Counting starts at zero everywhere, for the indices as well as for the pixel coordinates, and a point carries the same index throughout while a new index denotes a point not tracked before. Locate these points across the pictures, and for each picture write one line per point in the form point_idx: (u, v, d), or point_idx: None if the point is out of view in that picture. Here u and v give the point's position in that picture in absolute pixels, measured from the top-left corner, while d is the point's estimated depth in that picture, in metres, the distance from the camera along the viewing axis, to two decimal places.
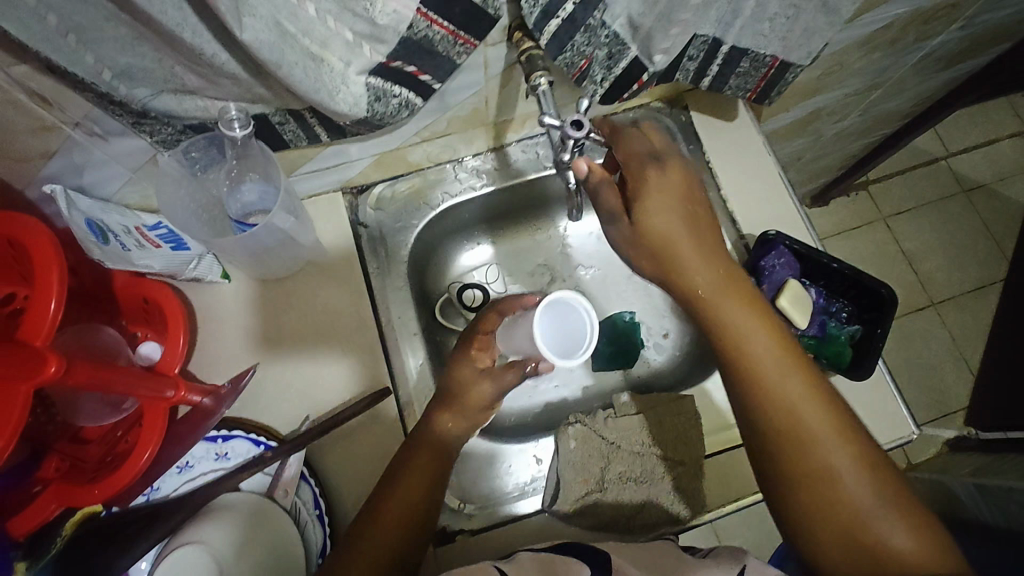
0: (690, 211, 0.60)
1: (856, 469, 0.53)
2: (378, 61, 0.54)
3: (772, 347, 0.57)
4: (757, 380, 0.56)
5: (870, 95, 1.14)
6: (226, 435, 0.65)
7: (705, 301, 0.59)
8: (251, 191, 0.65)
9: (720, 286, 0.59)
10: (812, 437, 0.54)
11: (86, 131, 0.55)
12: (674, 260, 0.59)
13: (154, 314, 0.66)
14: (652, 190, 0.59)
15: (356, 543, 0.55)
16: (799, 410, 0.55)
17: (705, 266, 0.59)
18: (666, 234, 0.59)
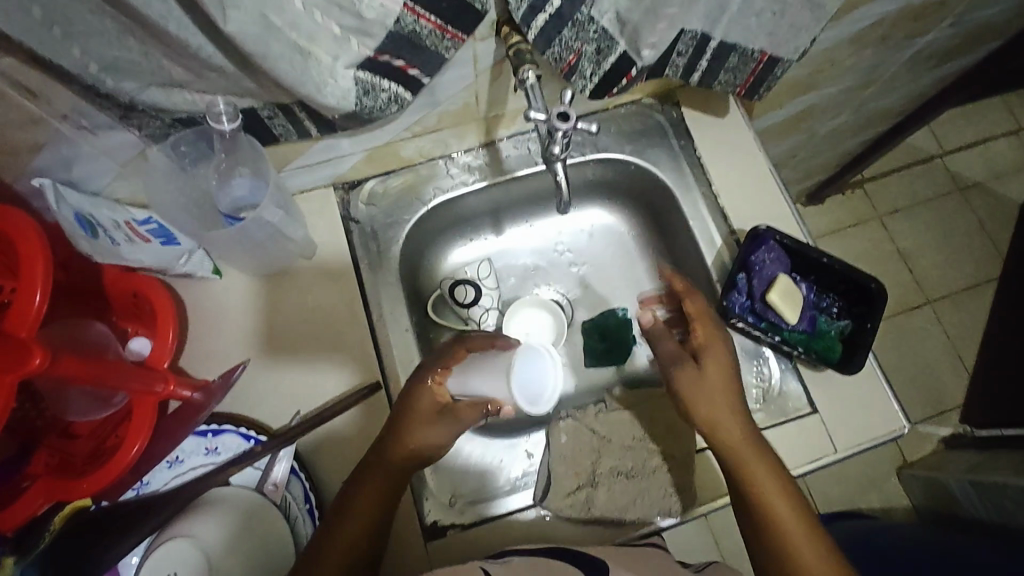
0: (722, 348, 0.66)
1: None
2: (366, 55, 0.55)
3: (755, 449, 0.61)
4: (744, 482, 0.60)
5: (863, 92, 1.14)
6: (215, 429, 0.65)
7: (718, 434, 0.62)
8: (241, 186, 0.65)
9: (731, 418, 0.62)
10: (790, 543, 0.57)
11: (74, 124, 0.55)
12: (697, 392, 0.64)
13: (144, 309, 0.66)
14: (711, 345, 0.66)
15: (336, 530, 0.58)
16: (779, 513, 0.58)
17: (727, 400, 0.63)
18: (716, 387, 0.63)
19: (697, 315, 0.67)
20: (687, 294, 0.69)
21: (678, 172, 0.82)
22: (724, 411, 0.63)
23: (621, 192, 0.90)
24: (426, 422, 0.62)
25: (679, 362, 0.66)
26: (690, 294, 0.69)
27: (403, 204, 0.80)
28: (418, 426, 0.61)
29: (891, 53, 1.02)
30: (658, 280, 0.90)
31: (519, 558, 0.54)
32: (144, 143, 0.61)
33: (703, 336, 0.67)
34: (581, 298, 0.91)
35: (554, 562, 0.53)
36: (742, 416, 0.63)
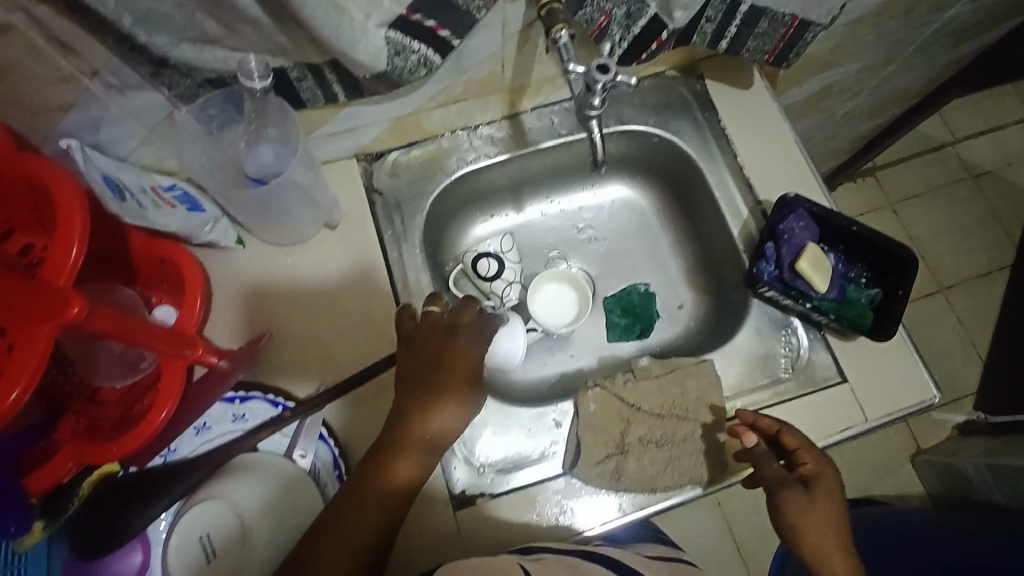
0: (822, 471, 0.61)
1: None
2: (399, 13, 0.54)
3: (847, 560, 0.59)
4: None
5: (881, 71, 1.14)
6: (243, 396, 0.65)
7: (808, 538, 0.59)
8: (267, 152, 0.64)
9: (824, 526, 0.59)
10: None
11: (104, 83, 0.55)
12: (788, 501, 0.60)
13: (170, 275, 0.66)
14: (819, 475, 0.61)
15: (333, 527, 0.54)
16: None
17: (824, 515, 0.60)
18: (825, 524, 0.59)
19: (797, 441, 0.62)
20: (792, 437, 0.62)
21: (703, 144, 0.82)
22: (817, 521, 0.59)
23: (643, 167, 0.89)
24: (409, 453, 0.56)
25: (788, 486, 0.61)
26: (790, 428, 0.62)
27: (427, 174, 0.80)
28: (403, 457, 0.56)
29: (912, 29, 1.01)
30: (681, 255, 0.89)
31: (549, 555, 0.55)
32: (171, 105, 0.60)
33: (800, 447, 0.62)
34: (603, 274, 0.90)
35: (584, 563, 0.55)
36: (840, 532, 0.60)
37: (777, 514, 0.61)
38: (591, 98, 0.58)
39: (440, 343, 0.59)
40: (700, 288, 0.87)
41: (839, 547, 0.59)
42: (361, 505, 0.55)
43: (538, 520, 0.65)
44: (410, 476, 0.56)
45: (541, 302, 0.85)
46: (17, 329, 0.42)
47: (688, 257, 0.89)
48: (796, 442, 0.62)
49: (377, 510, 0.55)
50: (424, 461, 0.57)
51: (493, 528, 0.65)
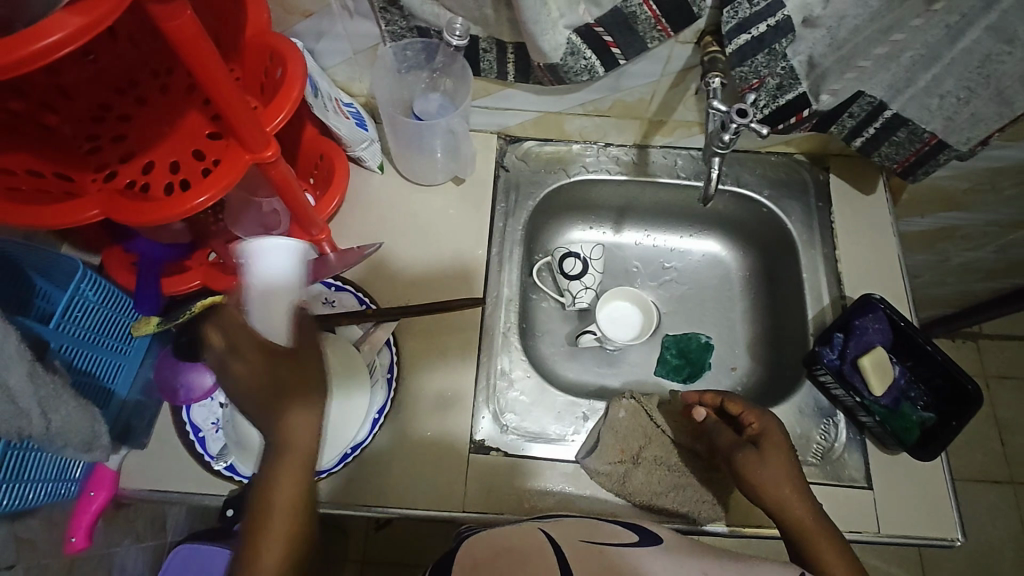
0: (765, 430, 0.65)
1: None
2: (586, 22, 0.64)
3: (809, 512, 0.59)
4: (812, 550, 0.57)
5: (1011, 232, 1.12)
6: (338, 286, 0.76)
7: (763, 488, 0.60)
8: (434, 101, 0.76)
9: (772, 468, 0.61)
10: None
11: (342, 6, 0.68)
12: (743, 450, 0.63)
13: (322, 171, 0.78)
14: (768, 432, 0.65)
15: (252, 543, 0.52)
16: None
17: (775, 467, 0.61)
18: (778, 471, 0.61)
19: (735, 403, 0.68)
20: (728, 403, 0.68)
21: (808, 228, 0.85)
22: (769, 471, 0.61)
23: (743, 233, 0.94)
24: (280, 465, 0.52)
25: (737, 447, 0.64)
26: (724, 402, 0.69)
27: (550, 169, 0.89)
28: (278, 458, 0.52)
29: None
30: (750, 324, 0.93)
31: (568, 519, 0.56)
32: (378, 40, 0.73)
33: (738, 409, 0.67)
34: (672, 314, 0.95)
35: (605, 526, 0.56)
36: (796, 480, 0.61)
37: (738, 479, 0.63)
38: (722, 134, 0.65)
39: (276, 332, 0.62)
40: (758, 359, 0.90)
41: (797, 497, 0.60)
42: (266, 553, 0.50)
43: (537, 490, 0.70)
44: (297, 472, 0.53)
45: (604, 313, 0.91)
46: (229, 152, 0.55)
47: (755, 328, 0.92)
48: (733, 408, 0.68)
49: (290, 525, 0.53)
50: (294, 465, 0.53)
51: (495, 482, 0.70)
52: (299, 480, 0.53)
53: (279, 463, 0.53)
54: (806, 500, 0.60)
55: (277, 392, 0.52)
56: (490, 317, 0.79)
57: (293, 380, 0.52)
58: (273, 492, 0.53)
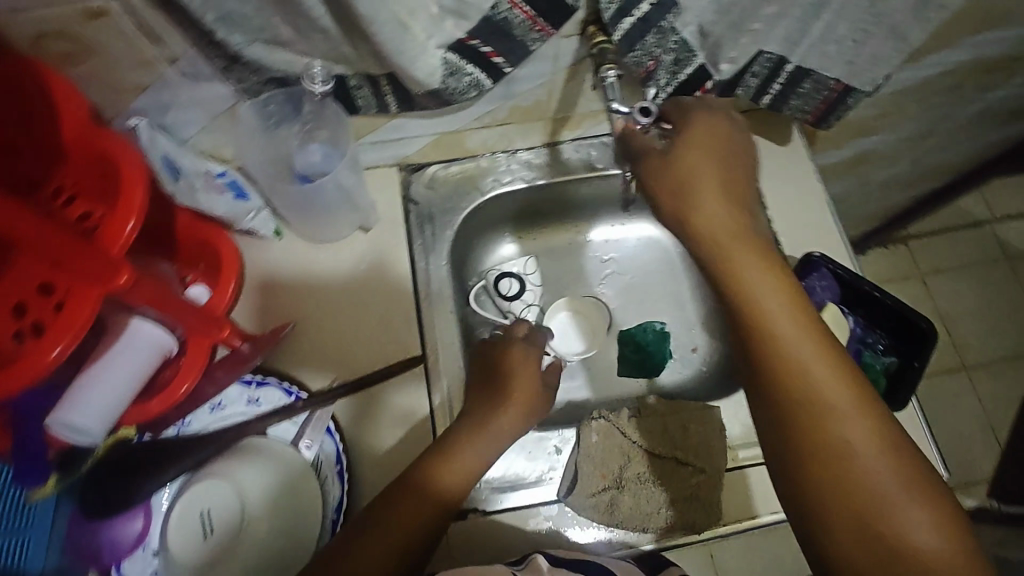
0: (752, 236, 0.54)
1: (867, 434, 0.47)
2: (458, 37, 0.58)
3: (786, 306, 0.51)
4: (770, 335, 0.50)
5: (921, 143, 1.14)
6: (259, 380, 0.67)
7: (760, 308, 0.51)
8: (316, 152, 0.67)
9: (774, 285, 0.51)
10: (811, 381, 0.48)
11: (178, 72, 0.58)
12: (741, 258, 0.52)
13: (208, 258, 0.69)
14: (700, 138, 0.57)
15: (380, 529, 0.57)
16: (801, 360, 0.49)
17: (778, 281, 0.52)
18: (702, 174, 0.55)
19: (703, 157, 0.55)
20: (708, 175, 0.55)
21: None
22: (770, 289, 0.51)
23: None
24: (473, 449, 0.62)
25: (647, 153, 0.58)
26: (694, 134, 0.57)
27: (463, 191, 0.83)
28: (468, 446, 0.62)
29: (955, 108, 1.02)
30: (700, 300, 0.90)
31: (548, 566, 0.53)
32: (235, 100, 0.64)
33: (708, 173, 0.55)
34: (622, 308, 0.91)
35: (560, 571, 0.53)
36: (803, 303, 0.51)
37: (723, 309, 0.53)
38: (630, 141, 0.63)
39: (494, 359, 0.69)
40: (717, 335, 0.88)
41: (726, 213, 0.54)
42: (400, 533, 0.57)
43: (524, 543, 0.66)
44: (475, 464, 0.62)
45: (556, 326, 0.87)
46: (72, 285, 0.46)
47: (706, 303, 0.89)
48: (707, 177, 0.55)
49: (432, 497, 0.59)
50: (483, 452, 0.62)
51: (481, 548, 0.65)
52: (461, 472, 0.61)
53: (464, 438, 0.62)
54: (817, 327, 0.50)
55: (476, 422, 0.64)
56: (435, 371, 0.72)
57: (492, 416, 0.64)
58: (432, 471, 0.60)
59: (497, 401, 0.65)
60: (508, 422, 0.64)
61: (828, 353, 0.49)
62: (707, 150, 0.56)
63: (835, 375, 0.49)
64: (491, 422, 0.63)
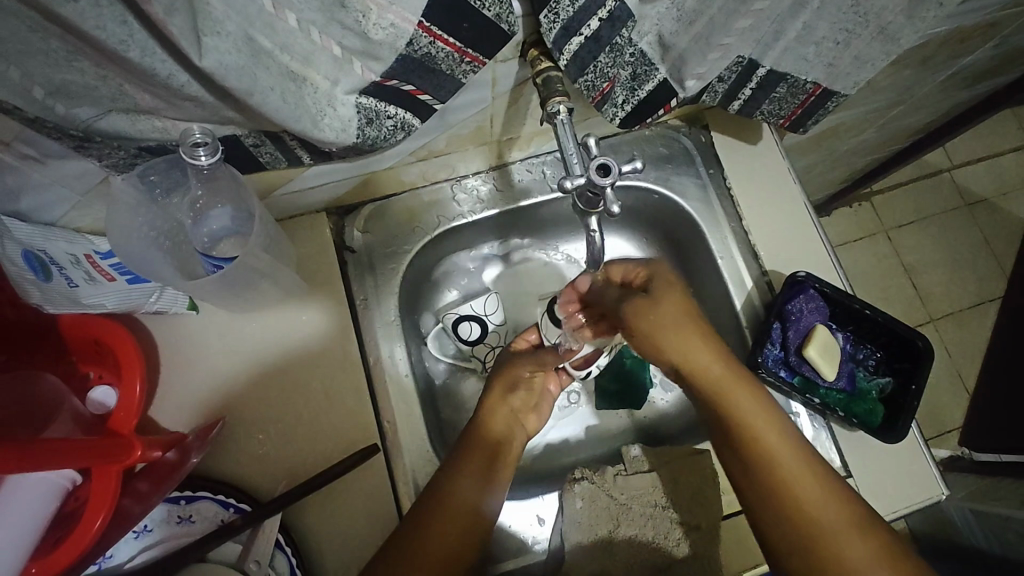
0: (735, 374, 0.58)
1: (870, 556, 0.51)
2: (371, 80, 0.45)
3: (779, 434, 0.56)
4: (757, 462, 0.56)
5: (890, 110, 1.06)
6: (190, 496, 0.58)
7: (757, 444, 0.56)
8: (219, 218, 0.59)
9: (765, 423, 0.56)
10: (795, 486, 0.54)
11: (18, 154, 0.46)
12: (733, 398, 0.57)
13: (107, 355, 0.58)
14: (656, 273, 0.62)
15: (423, 514, 0.57)
16: (787, 474, 0.55)
17: (767, 413, 0.57)
18: (667, 316, 0.58)
19: (676, 296, 0.59)
20: (668, 329, 0.58)
21: (707, 205, 0.75)
22: (770, 428, 0.56)
23: (638, 219, 0.81)
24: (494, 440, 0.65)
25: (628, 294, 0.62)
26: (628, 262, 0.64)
27: (404, 232, 0.73)
28: (495, 418, 0.67)
29: (926, 75, 0.94)
30: None
31: None
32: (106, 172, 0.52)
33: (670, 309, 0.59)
34: None
35: None
36: (794, 439, 0.56)
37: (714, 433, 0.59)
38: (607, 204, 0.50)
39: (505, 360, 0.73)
40: None
41: (710, 356, 0.58)
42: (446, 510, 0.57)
43: None
44: (501, 435, 0.66)
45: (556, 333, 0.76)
46: None
47: None
48: (681, 321, 0.58)
49: (446, 559, 0.55)
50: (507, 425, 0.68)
51: None
52: (485, 450, 0.64)
53: (487, 414, 0.67)
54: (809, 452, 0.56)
55: (492, 402, 0.68)
56: (395, 444, 0.66)
57: (503, 398, 0.69)
58: (467, 448, 0.63)
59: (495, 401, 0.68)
60: (516, 411, 0.69)
61: (821, 479, 0.55)
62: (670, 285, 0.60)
63: (843, 526, 0.53)
64: (503, 406, 0.68)
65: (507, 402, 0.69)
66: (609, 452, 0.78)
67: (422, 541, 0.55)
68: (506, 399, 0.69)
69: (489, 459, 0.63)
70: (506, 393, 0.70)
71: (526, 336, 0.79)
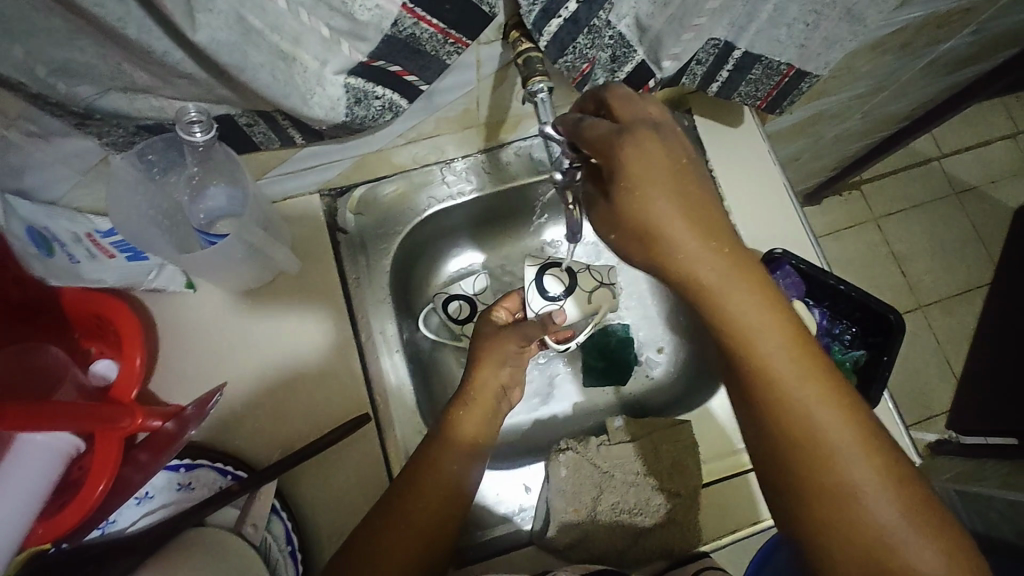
0: (743, 270, 0.47)
1: (865, 465, 0.46)
2: (359, 60, 0.48)
3: (786, 345, 0.47)
4: (762, 374, 0.48)
5: (874, 97, 1.09)
6: (189, 464, 0.60)
7: (751, 353, 0.48)
8: (216, 196, 0.61)
9: (766, 327, 0.47)
10: (785, 393, 0.47)
11: (22, 132, 0.48)
12: (730, 304, 0.47)
13: (109, 331, 0.61)
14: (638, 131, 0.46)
15: (393, 511, 0.58)
16: (787, 384, 0.47)
17: (772, 317, 0.47)
18: (653, 176, 0.45)
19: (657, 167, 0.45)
20: (653, 208, 0.45)
21: None
22: (766, 329, 0.47)
23: None
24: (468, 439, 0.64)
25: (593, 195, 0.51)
26: (642, 140, 0.45)
27: (395, 214, 0.75)
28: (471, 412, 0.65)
29: (908, 62, 0.96)
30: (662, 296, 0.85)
31: None
32: (106, 151, 0.54)
33: (671, 205, 0.46)
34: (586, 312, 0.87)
35: None
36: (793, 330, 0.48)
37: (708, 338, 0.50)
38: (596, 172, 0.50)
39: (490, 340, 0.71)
40: (683, 332, 0.83)
41: (703, 260, 0.46)
42: (415, 508, 0.58)
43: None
44: (477, 431, 0.65)
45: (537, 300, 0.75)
46: None
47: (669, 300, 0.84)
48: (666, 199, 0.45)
49: (427, 535, 0.58)
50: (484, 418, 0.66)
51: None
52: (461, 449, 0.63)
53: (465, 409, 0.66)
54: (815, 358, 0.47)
55: (466, 398, 0.67)
56: (386, 417, 0.68)
57: (481, 394, 0.67)
58: (440, 446, 0.62)
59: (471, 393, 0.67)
60: (493, 402, 0.67)
61: (823, 383, 0.47)
62: (664, 164, 0.45)
63: (843, 435, 0.46)
64: (481, 400, 0.67)
65: (499, 374, 0.68)
66: (595, 427, 0.81)
67: (398, 519, 0.57)
68: (494, 371, 0.68)
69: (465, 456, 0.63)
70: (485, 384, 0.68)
71: (504, 304, 0.77)
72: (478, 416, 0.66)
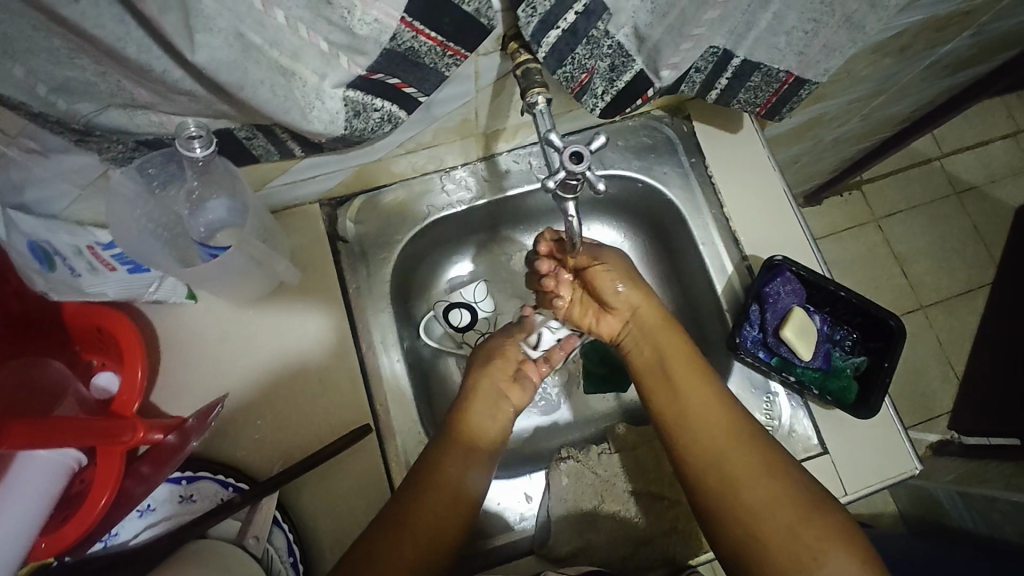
0: (658, 316, 0.68)
1: (754, 470, 0.57)
2: (357, 74, 0.48)
3: (687, 366, 0.64)
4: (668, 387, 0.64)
5: (873, 99, 1.09)
6: (190, 476, 0.60)
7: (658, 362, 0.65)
8: (217, 209, 0.61)
9: (674, 353, 0.65)
10: (687, 409, 0.62)
11: (22, 148, 0.48)
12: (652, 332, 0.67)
13: (111, 344, 0.61)
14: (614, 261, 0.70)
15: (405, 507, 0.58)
16: (687, 399, 0.62)
17: (680, 348, 0.65)
18: (615, 278, 0.69)
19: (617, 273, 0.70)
20: (618, 285, 0.69)
21: (689, 192, 0.77)
22: (672, 354, 0.65)
23: (623, 207, 0.84)
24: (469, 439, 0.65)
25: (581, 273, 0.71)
26: (606, 254, 0.70)
27: (394, 223, 0.75)
28: (475, 415, 0.67)
29: (907, 64, 0.96)
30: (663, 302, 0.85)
31: None
32: (105, 167, 0.54)
33: (611, 280, 0.69)
34: None
35: None
36: (709, 380, 0.63)
37: (645, 392, 0.66)
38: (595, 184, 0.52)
39: (495, 347, 0.74)
40: None
41: (625, 303, 0.69)
42: (426, 501, 0.59)
43: None
44: (481, 432, 0.67)
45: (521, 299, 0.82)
46: None
47: (669, 307, 0.84)
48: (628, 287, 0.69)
49: (423, 551, 0.58)
50: (489, 419, 0.68)
51: None
52: (467, 447, 0.64)
53: (467, 407, 0.68)
54: (730, 401, 0.62)
55: (465, 397, 0.69)
56: (387, 427, 0.68)
57: (478, 392, 0.69)
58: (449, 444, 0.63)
59: (474, 392, 0.69)
60: (496, 403, 0.69)
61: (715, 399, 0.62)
62: (615, 265, 0.70)
63: (735, 448, 0.59)
64: (482, 401, 0.69)
65: (490, 373, 0.70)
66: (596, 434, 0.81)
67: (396, 538, 0.57)
68: (484, 370, 0.70)
69: (472, 454, 0.64)
70: (482, 382, 0.70)
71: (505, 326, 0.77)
72: (479, 419, 0.67)
